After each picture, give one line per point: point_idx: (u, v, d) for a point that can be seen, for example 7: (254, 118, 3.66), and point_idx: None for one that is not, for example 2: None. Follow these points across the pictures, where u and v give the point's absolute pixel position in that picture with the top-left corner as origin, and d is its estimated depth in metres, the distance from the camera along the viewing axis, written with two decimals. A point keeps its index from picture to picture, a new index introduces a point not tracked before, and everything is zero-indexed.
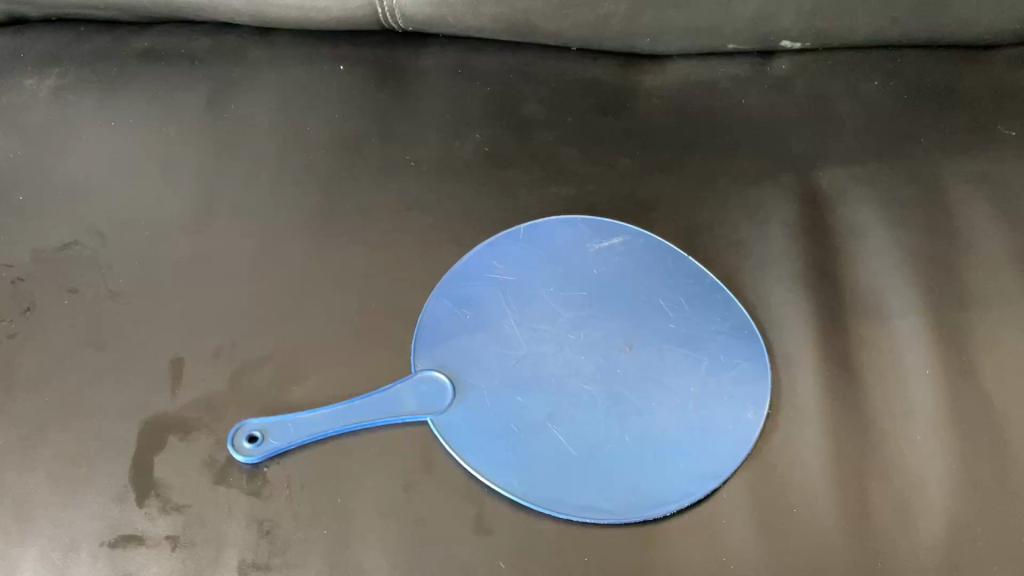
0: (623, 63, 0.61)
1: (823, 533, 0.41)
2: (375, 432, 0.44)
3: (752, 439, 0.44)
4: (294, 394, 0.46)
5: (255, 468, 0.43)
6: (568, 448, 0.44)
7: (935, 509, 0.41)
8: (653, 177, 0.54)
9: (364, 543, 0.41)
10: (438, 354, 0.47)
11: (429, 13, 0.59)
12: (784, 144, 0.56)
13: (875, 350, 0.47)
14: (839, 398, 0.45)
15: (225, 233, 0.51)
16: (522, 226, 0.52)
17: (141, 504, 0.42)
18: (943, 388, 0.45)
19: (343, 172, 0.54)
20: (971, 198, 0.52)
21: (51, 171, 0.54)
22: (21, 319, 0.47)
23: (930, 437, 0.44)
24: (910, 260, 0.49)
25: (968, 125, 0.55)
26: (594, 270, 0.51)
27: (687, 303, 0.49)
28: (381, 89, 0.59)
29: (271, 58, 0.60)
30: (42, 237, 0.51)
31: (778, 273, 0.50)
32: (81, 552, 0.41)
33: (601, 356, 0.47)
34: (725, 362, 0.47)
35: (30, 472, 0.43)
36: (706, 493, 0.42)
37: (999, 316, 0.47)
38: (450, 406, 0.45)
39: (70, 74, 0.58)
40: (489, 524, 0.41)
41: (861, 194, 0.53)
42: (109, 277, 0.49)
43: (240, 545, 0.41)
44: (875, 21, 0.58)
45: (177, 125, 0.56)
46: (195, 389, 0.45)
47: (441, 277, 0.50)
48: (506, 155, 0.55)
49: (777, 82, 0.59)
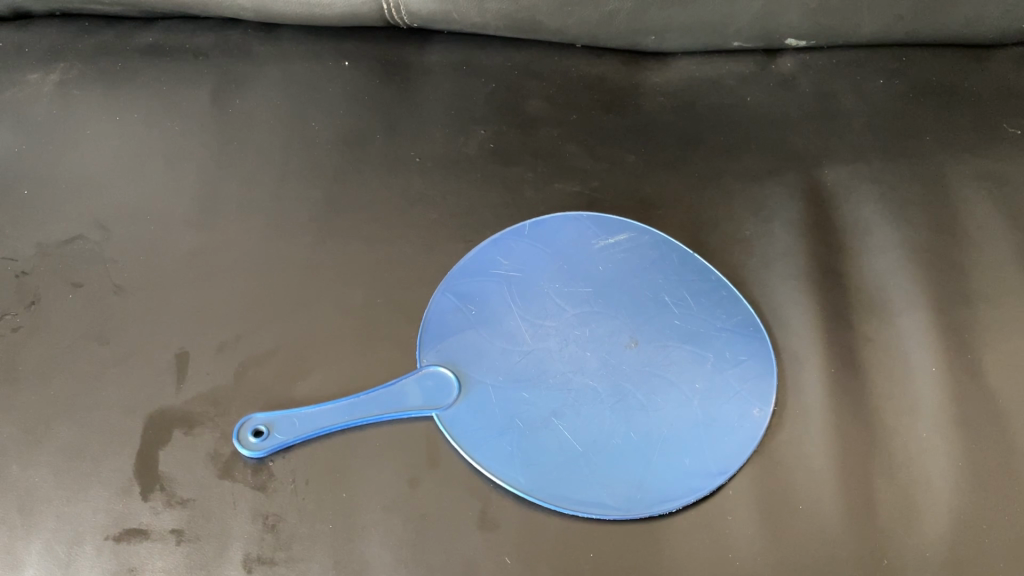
0: (628, 60, 0.61)
1: (829, 530, 0.41)
2: (380, 427, 0.44)
3: (758, 436, 0.44)
4: (299, 389, 0.45)
5: (260, 462, 0.43)
6: (572, 444, 0.44)
7: (941, 506, 0.41)
8: (658, 174, 0.54)
9: (369, 537, 0.41)
10: (442, 349, 0.47)
11: (433, 9, 0.59)
12: (789, 141, 0.56)
13: (880, 347, 0.47)
14: (844, 395, 0.45)
15: (230, 227, 0.51)
16: (527, 222, 0.52)
17: (146, 498, 0.42)
18: (949, 385, 0.45)
19: (348, 167, 0.54)
20: (976, 197, 0.52)
21: (55, 165, 0.54)
22: (25, 313, 0.47)
23: (935, 433, 0.44)
24: (915, 258, 0.50)
25: (973, 123, 0.55)
26: (599, 266, 0.51)
27: (693, 300, 0.49)
28: (386, 85, 0.59)
29: (276, 54, 0.60)
30: (47, 231, 0.51)
31: (783, 270, 0.50)
32: (86, 545, 0.40)
33: (606, 352, 0.47)
34: (730, 358, 0.47)
35: (34, 466, 0.43)
36: (711, 489, 0.42)
37: (1005, 313, 0.47)
38: (456, 401, 0.45)
39: (75, 69, 0.58)
40: (494, 519, 0.41)
41: (866, 192, 0.53)
42: (113, 271, 0.49)
43: (244, 539, 0.41)
44: (881, 20, 0.58)
45: (181, 120, 0.56)
46: (200, 384, 0.45)
47: (447, 273, 0.50)
48: (512, 151, 0.55)
49: (781, 80, 0.59)
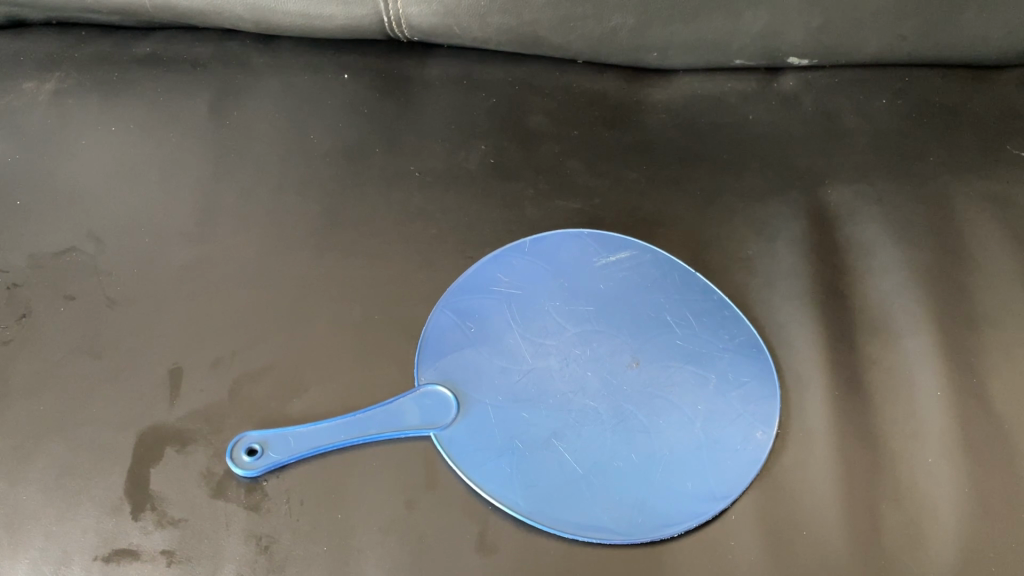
0: (630, 77, 0.61)
1: (834, 556, 0.40)
2: (377, 447, 0.43)
3: (762, 459, 0.43)
4: (295, 407, 0.45)
5: (253, 481, 0.42)
6: (573, 465, 0.43)
7: (948, 534, 0.41)
8: (660, 191, 0.54)
9: (364, 561, 0.40)
10: (441, 366, 0.46)
11: (433, 23, 0.59)
12: (791, 160, 0.56)
13: (884, 370, 0.46)
14: (849, 419, 0.45)
15: (227, 240, 0.51)
16: (528, 239, 0.52)
17: (136, 517, 0.41)
18: (954, 411, 0.44)
19: (347, 182, 0.54)
20: (980, 219, 0.52)
21: (50, 175, 0.53)
22: (17, 326, 0.47)
23: (941, 459, 0.43)
24: (918, 279, 0.49)
25: (976, 145, 0.55)
26: (601, 284, 0.50)
27: (696, 320, 0.49)
28: (386, 99, 0.58)
29: (275, 65, 0.60)
30: (41, 242, 0.50)
31: (786, 291, 0.50)
32: (73, 566, 0.39)
33: (608, 373, 0.46)
34: (733, 380, 0.46)
35: (21, 483, 0.42)
36: (715, 514, 0.42)
37: (1010, 337, 0.47)
38: (454, 421, 0.44)
39: (71, 78, 0.58)
40: (493, 543, 0.40)
41: (869, 212, 0.53)
42: (107, 284, 0.48)
43: (237, 561, 0.40)
44: (884, 39, 0.58)
45: (178, 132, 0.56)
46: (193, 400, 0.44)
47: (447, 290, 0.49)
48: (513, 166, 0.55)
49: (784, 98, 0.59)
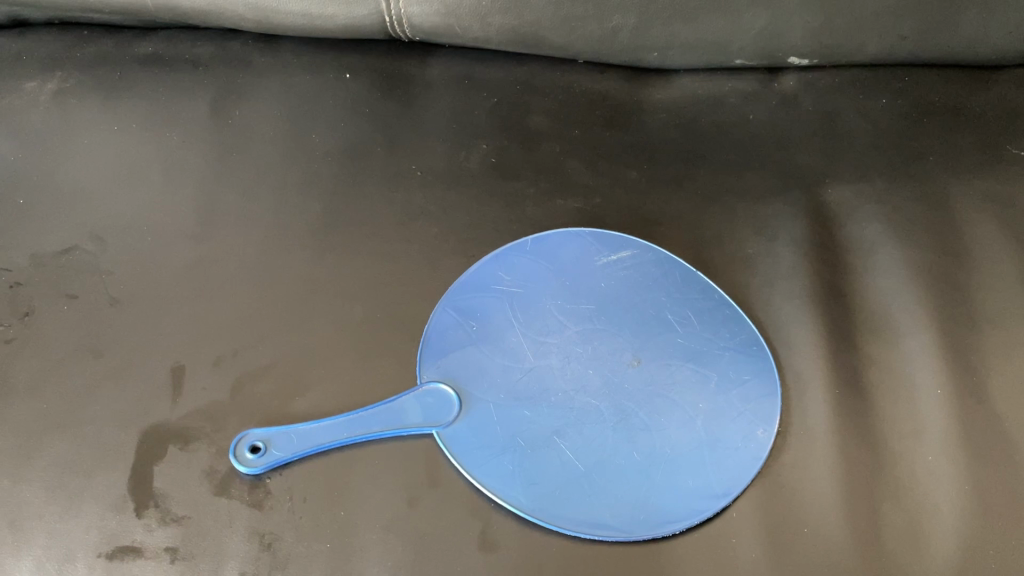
0: (630, 77, 0.61)
1: (834, 553, 0.41)
2: (380, 445, 0.43)
3: (762, 457, 0.44)
4: (297, 406, 0.45)
5: (256, 479, 0.42)
6: (575, 463, 0.43)
7: (948, 532, 0.41)
8: (660, 191, 0.54)
9: (367, 558, 0.40)
10: (443, 365, 0.47)
11: (435, 23, 0.59)
12: (791, 159, 0.56)
13: (884, 369, 0.46)
14: (849, 417, 0.45)
15: (229, 239, 0.51)
16: (529, 238, 0.52)
17: (140, 515, 0.41)
18: (953, 409, 0.45)
19: (349, 182, 0.54)
20: (979, 218, 0.52)
21: (52, 174, 0.53)
22: (19, 325, 0.47)
23: (941, 457, 0.43)
24: (918, 279, 0.49)
25: (975, 144, 0.55)
26: (601, 283, 0.50)
27: (697, 318, 0.49)
28: (387, 98, 0.59)
29: (276, 65, 0.60)
30: (44, 241, 0.50)
31: (786, 290, 0.50)
32: (77, 563, 0.40)
33: (609, 371, 0.46)
34: (734, 379, 0.47)
35: (24, 481, 0.42)
36: (716, 511, 0.42)
37: (1009, 336, 0.47)
38: (456, 419, 0.45)
39: (73, 78, 0.58)
40: (495, 540, 0.41)
41: (868, 211, 0.53)
42: (109, 282, 0.49)
43: (240, 558, 0.40)
44: (883, 39, 0.58)
45: (179, 132, 0.56)
46: (196, 398, 0.45)
47: (448, 289, 0.50)
48: (514, 166, 0.55)
49: (784, 98, 0.59)
